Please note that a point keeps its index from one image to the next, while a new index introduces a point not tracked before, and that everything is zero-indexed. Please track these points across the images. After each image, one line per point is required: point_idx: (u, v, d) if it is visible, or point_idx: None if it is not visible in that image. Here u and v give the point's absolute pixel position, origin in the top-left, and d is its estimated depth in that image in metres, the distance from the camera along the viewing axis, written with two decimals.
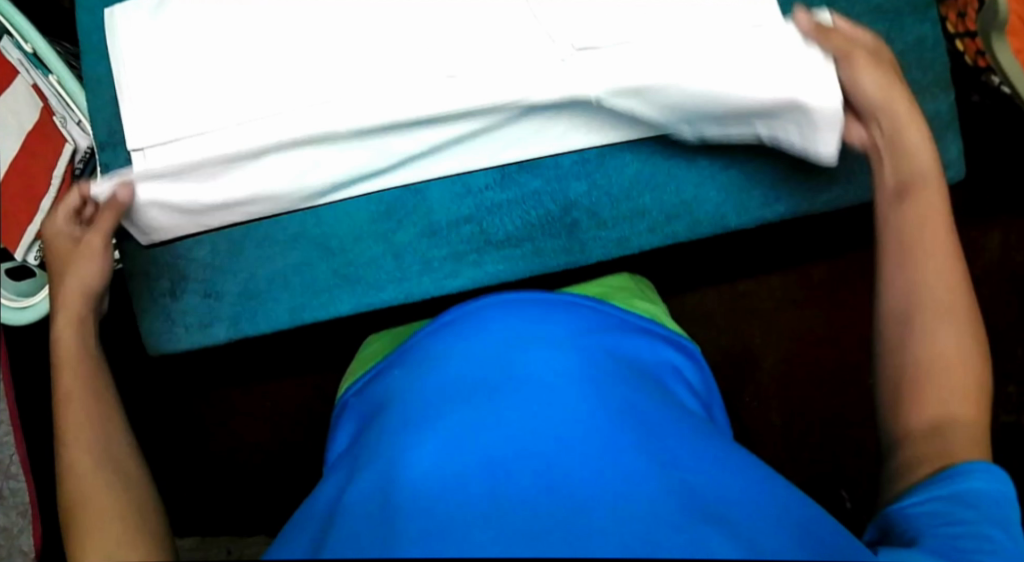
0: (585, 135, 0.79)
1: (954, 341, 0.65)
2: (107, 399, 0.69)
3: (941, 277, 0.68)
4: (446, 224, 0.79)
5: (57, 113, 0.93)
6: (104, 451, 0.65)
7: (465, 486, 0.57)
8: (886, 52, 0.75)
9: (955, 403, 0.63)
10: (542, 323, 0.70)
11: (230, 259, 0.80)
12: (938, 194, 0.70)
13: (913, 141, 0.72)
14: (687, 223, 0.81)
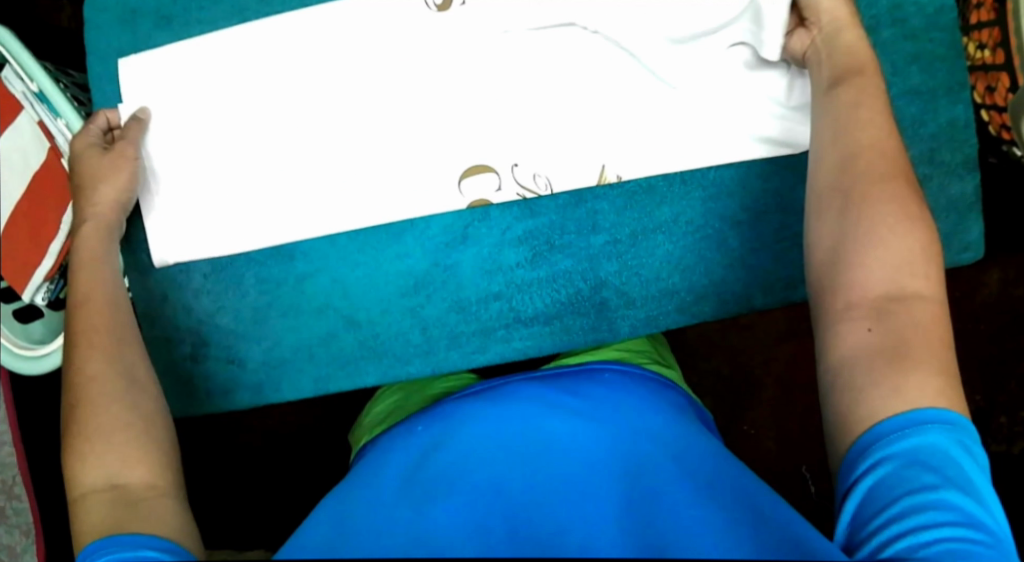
0: (615, 215, 0.79)
1: (896, 250, 0.64)
2: (121, 320, 0.71)
3: (883, 204, 0.66)
4: (474, 300, 0.79)
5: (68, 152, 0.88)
6: (111, 368, 0.68)
7: (491, 514, 0.60)
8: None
9: (903, 278, 0.63)
10: (564, 388, 0.72)
11: (254, 325, 0.79)
12: (876, 106, 0.70)
13: (847, 38, 0.73)
14: (714, 304, 0.81)
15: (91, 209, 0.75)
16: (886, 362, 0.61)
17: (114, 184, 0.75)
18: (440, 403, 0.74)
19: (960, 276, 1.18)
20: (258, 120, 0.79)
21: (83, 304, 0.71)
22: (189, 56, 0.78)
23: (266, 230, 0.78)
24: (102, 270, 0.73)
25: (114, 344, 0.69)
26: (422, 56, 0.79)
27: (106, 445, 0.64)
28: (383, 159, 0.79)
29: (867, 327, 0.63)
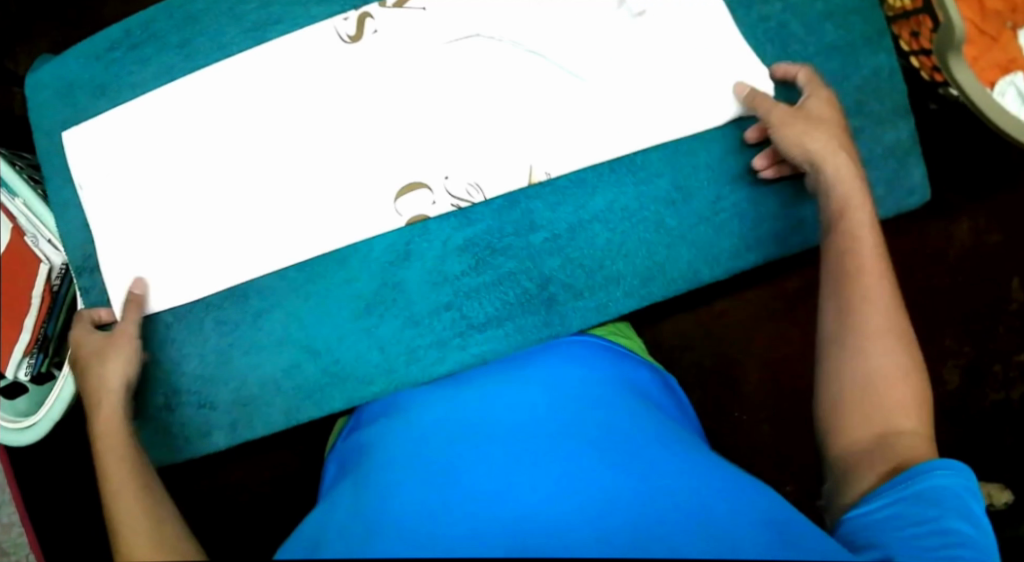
0: (551, 211, 0.81)
1: (890, 362, 0.74)
2: (157, 508, 0.72)
3: (875, 300, 0.76)
4: (426, 313, 0.81)
5: (26, 232, 0.89)
6: (158, 550, 0.69)
7: (452, 497, 0.65)
8: (827, 90, 0.81)
9: (898, 421, 0.73)
10: (527, 374, 0.78)
11: (220, 368, 0.81)
12: (867, 217, 0.78)
13: (832, 170, 0.77)
14: (662, 284, 0.82)
15: (100, 396, 0.75)
16: (884, 472, 0.71)
17: (117, 364, 0.75)
18: (399, 395, 0.80)
19: (932, 232, 1.18)
20: (195, 172, 0.81)
21: (116, 486, 0.72)
22: (124, 120, 0.82)
23: (217, 273, 0.80)
24: (125, 453, 0.73)
25: (155, 523, 0.71)
26: (341, 93, 0.81)
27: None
28: (322, 191, 0.81)
29: (866, 455, 0.73)
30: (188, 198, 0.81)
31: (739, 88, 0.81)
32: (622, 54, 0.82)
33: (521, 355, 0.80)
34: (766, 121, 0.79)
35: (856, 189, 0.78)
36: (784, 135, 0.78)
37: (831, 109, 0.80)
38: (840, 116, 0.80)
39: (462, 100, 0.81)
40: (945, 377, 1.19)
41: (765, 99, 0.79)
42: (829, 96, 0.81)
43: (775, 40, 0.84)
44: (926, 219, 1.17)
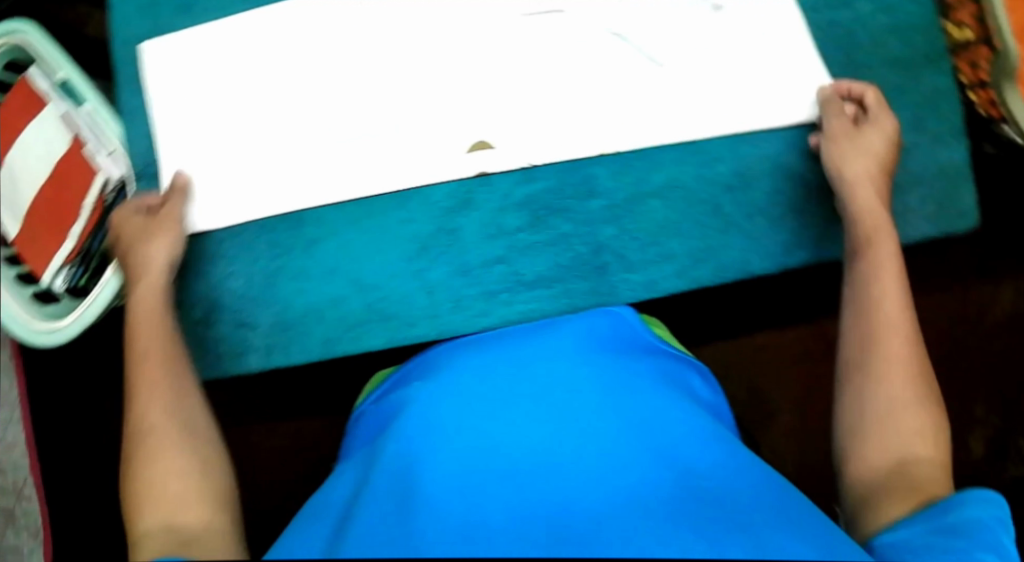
0: (611, 180, 0.82)
1: (901, 387, 0.74)
2: (178, 376, 0.75)
3: (891, 326, 0.76)
4: (478, 264, 0.81)
5: (88, 143, 0.91)
6: (174, 415, 0.73)
7: (486, 478, 0.67)
8: (893, 123, 0.81)
9: (913, 441, 0.72)
10: (562, 344, 0.77)
11: (265, 290, 0.81)
12: (891, 250, 0.78)
13: (862, 198, 0.79)
14: (713, 268, 0.82)
15: (146, 268, 0.77)
16: (897, 489, 0.70)
17: (164, 244, 0.78)
18: (433, 354, 0.80)
19: (974, 294, 1.16)
20: (267, 98, 0.83)
21: (144, 349, 0.75)
22: (206, 39, 0.85)
23: (274, 195, 0.81)
24: (159, 327, 0.76)
25: (175, 393, 0.74)
26: (422, 48, 0.83)
27: (169, 483, 0.70)
28: (386, 129, 0.82)
29: (883, 472, 0.71)
30: (256, 120, 0.83)
31: (819, 94, 0.83)
32: (698, 38, 0.84)
33: (555, 323, 0.80)
34: (825, 128, 0.82)
35: (881, 218, 0.79)
36: (831, 151, 0.80)
37: (886, 142, 0.81)
38: (892, 151, 0.80)
39: (534, 60, 0.83)
40: (968, 444, 1.14)
41: (833, 111, 0.81)
42: (892, 128, 0.81)
43: (843, 47, 0.87)
44: (963, 268, 1.16)
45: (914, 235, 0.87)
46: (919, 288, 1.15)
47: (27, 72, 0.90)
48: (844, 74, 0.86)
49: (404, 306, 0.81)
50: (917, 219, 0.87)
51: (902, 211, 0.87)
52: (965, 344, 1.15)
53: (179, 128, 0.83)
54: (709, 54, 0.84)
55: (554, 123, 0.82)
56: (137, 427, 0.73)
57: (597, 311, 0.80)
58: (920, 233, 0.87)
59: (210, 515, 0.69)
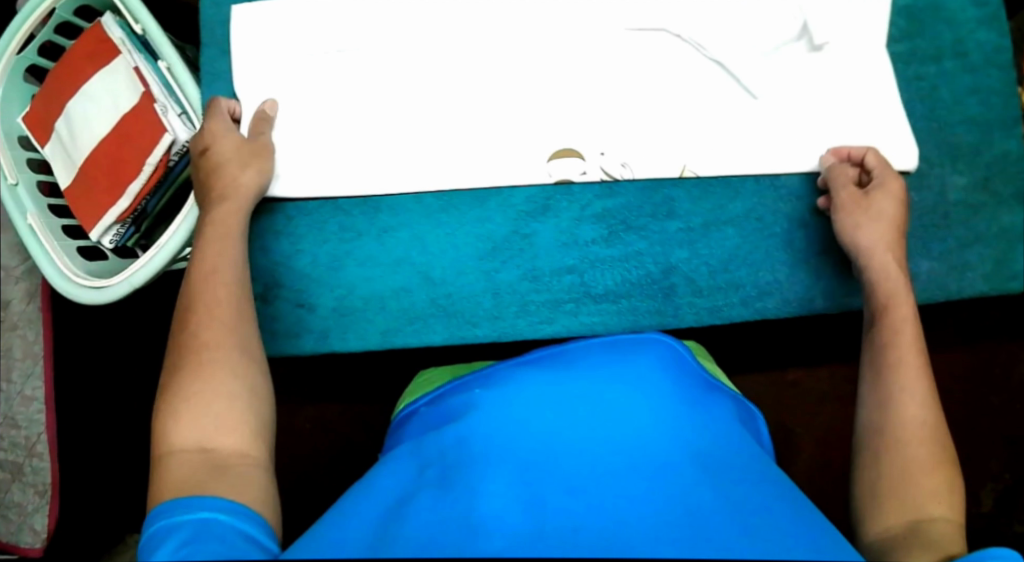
0: (690, 205, 0.82)
1: (920, 450, 0.70)
2: (240, 302, 0.70)
3: (909, 382, 0.73)
4: (548, 271, 0.80)
5: (158, 100, 0.88)
6: (226, 331, 0.68)
7: (542, 496, 0.66)
8: (901, 185, 0.79)
9: (928, 503, 0.68)
10: (627, 372, 0.76)
11: (329, 272, 0.80)
12: (910, 311, 0.76)
13: (877, 267, 0.78)
14: (776, 301, 0.82)
15: (233, 190, 0.75)
16: (910, 550, 0.65)
17: (257, 174, 0.77)
18: (498, 369, 0.80)
19: (1002, 353, 1.18)
20: (357, 80, 0.82)
21: (212, 266, 0.71)
22: (298, 8, 0.82)
23: (351, 179, 0.81)
24: (232, 250, 0.73)
25: (234, 314, 0.69)
26: (519, 49, 0.83)
27: (207, 401, 0.64)
28: (472, 127, 0.82)
29: (898, 535, 0.67)
30: (342, 102, 0.82)
31: (826, 161, 0.82)
32: (789, 74, 0.84)
33: (625, 347, 0.79)
34: (834, 199, 0.80)
35: (898, 282, 0.77)
36: (841, 221, 0.79)
37: (898, 206, 0.79)
38: (903, 214, 0.78)
39: (626, 76, 0.83)
40: (979, 498, 1.16)
41: (842, 177, 0.80)
42: (899, 190, 0.79)
43: (923, 101, 0.88)
44: (995, 329, 1.18)
45: (969, 291, 0.88)
46: (948, 342, 1.17)
47: (105, 20, 0.89)
48: (922, 127, 0.88)
49: (466, 305, 0.80)
50: (975, 277, 0.88)
51: (961, 267, 0.88)
52: (986, 403, 1.17)
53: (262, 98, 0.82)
54: (798, 92, 0.84)
55: (636, 141, 0.82)
56: (187, 340, 0.68)
57: (661, 340, 0.79)
58: (976, 291, 0.89)
59: (249, 443, 0.64)
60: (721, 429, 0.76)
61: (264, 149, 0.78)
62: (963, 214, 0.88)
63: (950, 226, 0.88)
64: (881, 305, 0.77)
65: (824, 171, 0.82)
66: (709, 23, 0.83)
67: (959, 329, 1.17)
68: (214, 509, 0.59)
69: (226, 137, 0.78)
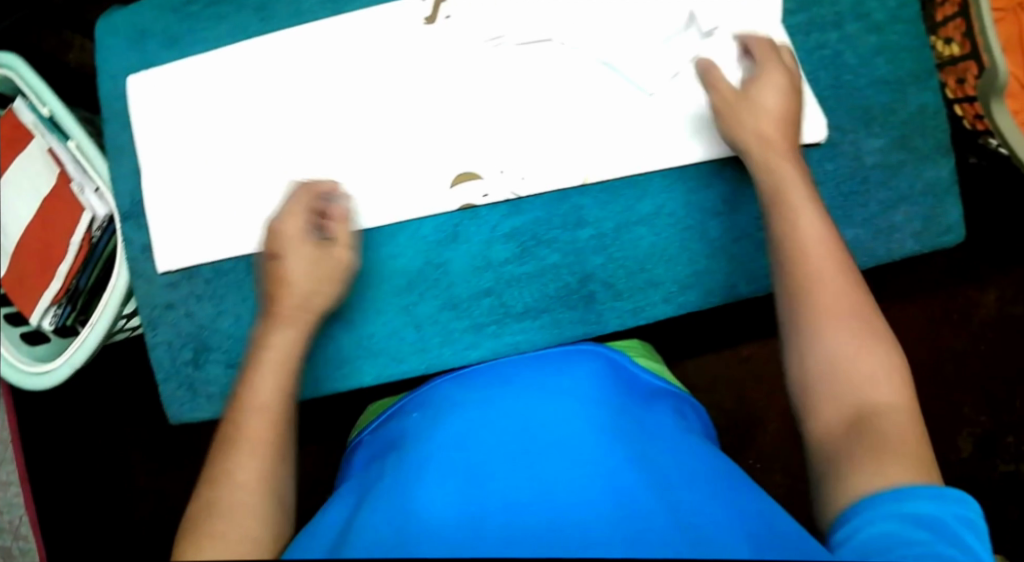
0: (598, 210, 0.81)
1: (846, 342, 0.68)
2: (282, 433, 0.69)
3: (828, 282, 0.70)
4: (466, 297, 0.81)
5: (74, 179, 0.89)
6: (261, 473, 0.66)
7: (482, 497, 0.65)
8: (779, 72, 0.78)
9: (868, 389, 0.66)
10: (564, 378, 0.76)
11: (252, 328, 0.81)
12: (807, 198, 0.74)
13: (761, 148, 0.76)
14: (699, 293, 0.82)
15: (291, 307, 0.74)
16: (863, 456, 0.63)
17: (325, 289, 0.76)
18: (435, 388, 0.80)
19: (959, 298, 1.19)
20: (255, 135, 0.82)
21: (259, 396, 0.70)
22: (188, 74, 0.82)
23: (262, 235, 0.81)
24: (283, 372, 0.72)
25: (276, 448, 0.68)
26: (407, 80, 0.81)
27: (235, 543, 0.62)
28: (372, 166, 0.81)
29: (844, 432, 0.65)
30: (244, 159, 0.82)
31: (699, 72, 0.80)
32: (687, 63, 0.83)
33: (562, 356, 0.79)
34: (712, 96, 0.79)
35: (790, 160, 0.76)
36: (722, 119, 0.78)
37: (777, 96, 0.77)
38: (787, 102, 0.77)
39: (521, 91, 0.81)
40: (958, 444, 1.20)
41: (717, 78, 0.79)
42: (783, 77, 0.78)
43: (829, 68, 0.86)
44: (960, 282, 1.18)
45: (899, 253, 0.87)
46: (907, 296, 1.19)
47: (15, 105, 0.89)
48: (831, 95, 0.86)
49: (393, 342, 0.81)
50: (903, 237, 0.87)
51: (888, 229, 0.87)
52: (953, 353, 1.20)
53: (167, 167, 0.82)
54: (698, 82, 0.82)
55: (540, 155, 0.81)
56: (214, 472, 0.66)
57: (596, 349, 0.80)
58: (907, 250, 0.88)
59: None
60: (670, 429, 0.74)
61: (358, 245, 0.78)
62: (882, 176, 0.87)
63: (870, 189, 0.86)
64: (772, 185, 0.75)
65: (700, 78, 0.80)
66: (596, 28, 0.82)
67: (916, 284, 1.19)
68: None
69: (308, 239, 0.76)
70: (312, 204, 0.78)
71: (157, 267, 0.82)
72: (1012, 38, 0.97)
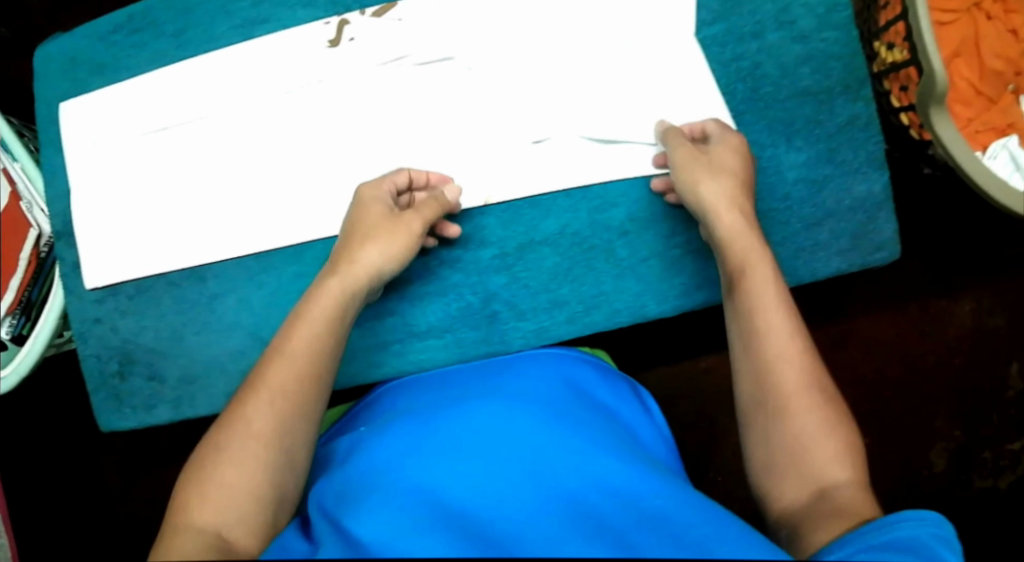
0: (501, 230, 0.81)
1: (808, 416, 0.68)
2: (309, 386, 0.70)
3: (787, 359, 0.71)
4: (369, 316, 0.81)
5: (22, 198, 0.91)
6: (280, 420, 0.67)
7: (432, 474, 0.65)
8: (743, 141, 0.78)
9: (816, 449, 0.67)
10: (507, 378, 0.77)
11: (172, 343, 0.85)
12: (768, 274, 0.74)
13: (726, 226, 0.75)
14: (605, 313, 0.82)
15: (345, 268, 0.75)
16: (824, 523, 0.64)
17: (377, 250, 0.75)
18: (386, 391, 0.80)
19: (931, 310, 1.16)
20: (175, 155, 0.85)
21: (287, 345, 0.71)
22: (113, 98, 0.85)
23: (181, 253, 0.84)
24: (324, 327, 0.73)
25: (297, 397, 0.69)
26: (315, 102, 0.82)
27: (244, 483, 0.64)
28: (283, 186, 0.83)
29: (808, 508, 0.66)
30: (166, 181, 0.85)
31: (655, 185, 0.80)
32: (595, 82, 0.82)
33: (508, 361, 0.80)
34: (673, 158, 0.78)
35: (751, 241, 0.75)
36: (680, 179, 0.77)
37: (738, 159, 0.77)
38: (744, 168, 0.77)
39: (426, 111, 0.82)
40: (931, 459, 1.17)
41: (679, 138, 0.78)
42: (741, 147, 0.78)
43: (746, 81, 0.83)
44: (922, 291, 1.16)
45: (823, 272, 0.85)
46: (876, 307, 1.17)
47: None
48: (747, 109, 0.83)
49: None
50: (828, 254, 0.84)
51: (811, 246, 0.84)
52: (923, 364, 1.17)
53: (95, 189, 0.86)
54: (606, 101, 0.82)
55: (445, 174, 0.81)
56: (234, 411, 0.68)
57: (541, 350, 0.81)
58: (831, 269, 0.85)
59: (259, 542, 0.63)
60: (613, 430, 0.72)
61: (427, 210, 0.77)
62: (805, 192, 0.84)
63: (791, 206, 0.83)
64: (733, 269, 0.75)
65: (659, 138, 0.80)
66: (496, 48, 0.82)
67: (882, 295, 1.16)
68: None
69: (383, 204, 0.77)
70: (387, 178, 0.79)
71: (84, 284, 0.86)
72: (967, 40, 0.94)
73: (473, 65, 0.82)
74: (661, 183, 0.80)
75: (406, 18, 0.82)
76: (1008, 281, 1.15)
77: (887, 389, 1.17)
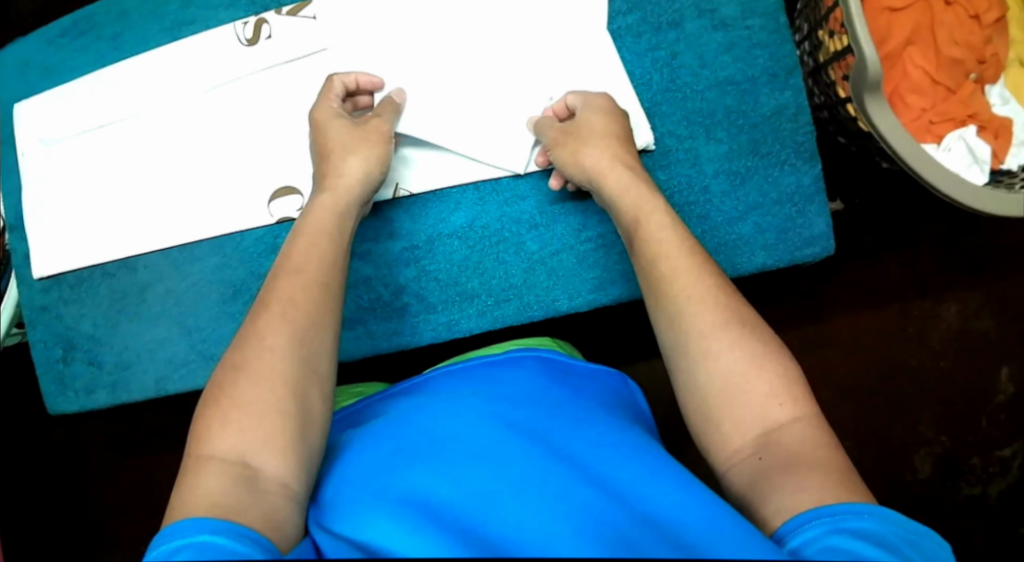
0: (411, 222, 0.81)
1: (729, 352, 0.62)
2: (319, 299, 0.68)
3: (701, 301, 0.65)
4: None
5: None
6: (290, 333, 0.65)
7: (404, 464, 0.59)
8: (602, 98, 0.78)
9: (743, 386, 0.61)
10: (490, 369, 0.70)
11: (110, 330, 0.87)
12: (663, 218, 0.71)
13: (614, 185, 0.73)
14: (516, 307, 0.81)
15: (333, 182, 0.75)
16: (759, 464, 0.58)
17: (360, 158, 0.76)
18: (365, 406, 0.74)
19: (910, 311, 1.10)
20: (112, 150, 0.88)
21: (295, 264, 0.70)
22: (59, 96, 0.89)
23: (116, 243, 0.87)
24: (328, 248, 0.72)
25: (308, 313, 0.67)
26: (241, 97, 0.85)
27: (263, 396, 0.61)
28: (210, 177, 0.86)
29: (754, 459, 0.60)
30: (103, 175, 0.88)
31: (553, 183, 0.79)
32: (507, 73, 0.82)
33: (489, 363, 0.71)
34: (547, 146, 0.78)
35: (644, 193, 0.73)
36: (560, 159, 0.76)
37: (604, 118, 0.76)
38: (612, 123, 0.76)
39: None
40: (915, 465, 1.10)
41: (545, 126, 0.78)
42: (607, 105, 0.77)
43: (662, 71, 0.81)
44: (897, 292, 1.10)
45: (748, 267, 0.81)
46: (853, 308, 1.11)
47: None
48: (664, 99, 0.81)
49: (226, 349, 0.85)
50: (753, 250, 0.81)
51: (733, 242, 0.81)
52: (903, 367, 1.10)
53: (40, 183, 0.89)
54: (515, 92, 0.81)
55: None
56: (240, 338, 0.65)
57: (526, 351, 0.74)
58: (758, 264, 0.81)
59: (292, 464, 0.59)
60: (597, 423, 0.65)
61: (387, 110, 0.78)
62: (726, 185, 0.81)
63: (711, 199, 0.81)
64: (635, 225, 0.72)
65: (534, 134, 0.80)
66: (407, 42, 0.83)
67: (855, 293, 1.11)
68: (209, 528, 0.54)
69: (340, 118, 0.78)
70: (337, 84, 0.79)
71: (33, 273, 0.88)
72: (920, 27, 0.89)
73: (387, 61, 0.83)
74: (558, 178, 0.79)
75: (321, 16, 0.84)
76: (986, 279, 1.10)
77: (867, 393, 1.10)
